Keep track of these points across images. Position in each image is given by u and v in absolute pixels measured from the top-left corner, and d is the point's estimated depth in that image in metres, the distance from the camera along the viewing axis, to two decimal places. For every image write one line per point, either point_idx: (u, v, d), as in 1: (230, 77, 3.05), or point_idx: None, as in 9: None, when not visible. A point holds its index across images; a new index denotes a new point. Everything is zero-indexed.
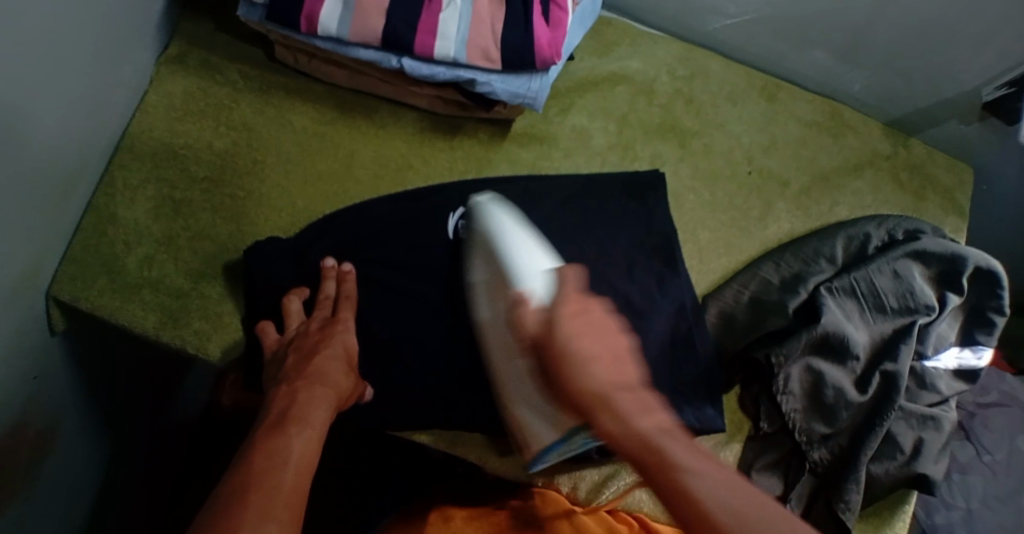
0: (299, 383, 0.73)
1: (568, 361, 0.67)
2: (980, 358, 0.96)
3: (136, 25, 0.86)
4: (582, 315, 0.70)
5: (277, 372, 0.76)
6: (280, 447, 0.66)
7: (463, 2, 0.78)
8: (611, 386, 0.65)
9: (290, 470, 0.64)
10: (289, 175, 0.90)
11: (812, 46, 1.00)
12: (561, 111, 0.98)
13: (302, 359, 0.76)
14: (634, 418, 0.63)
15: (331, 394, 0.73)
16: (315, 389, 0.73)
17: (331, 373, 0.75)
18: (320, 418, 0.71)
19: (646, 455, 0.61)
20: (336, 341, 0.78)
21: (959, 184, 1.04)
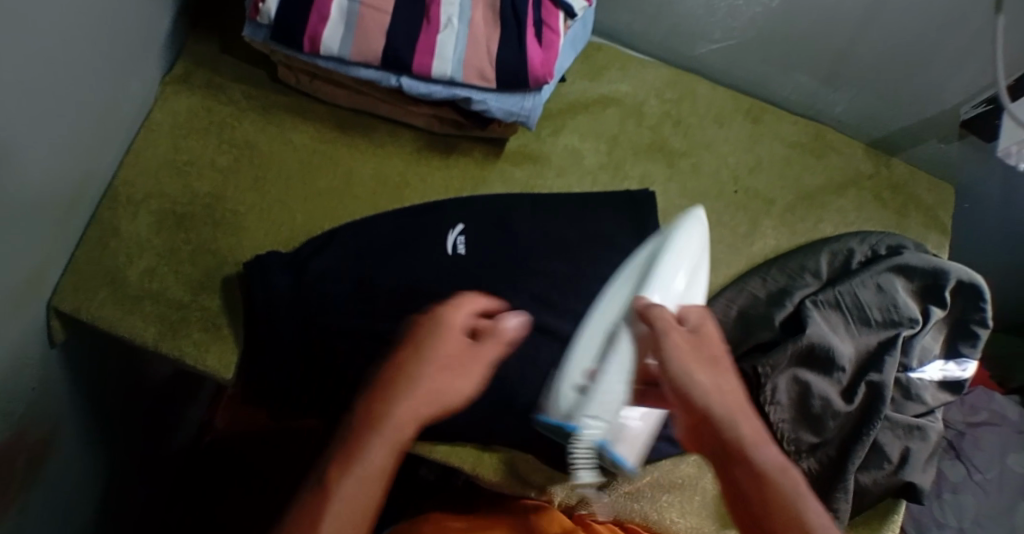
0: (390, 384, 0.73)
1: (684, 378, 0.72)
2: (964, 369, 0.99)
3: (141, 47, 0.89)
4: (699, 344, 0.76)
5: (407, 353, 0.76)
6: (354, 464, 0.66)
7: (461, 24, 0.81)
8: (737, 414, 0.71)
9: (356, 486, 0.65)
10: (290, 192, 0.93)
11: (796, 70, 1.04)
12: (553, 132, 1.01)
13: (433, 348, 0.75)
14: (763, 448, 0.69)
15: (461, 381, 0.74)
16: (395, 387, 0.72)
17: (470, 365, 0.75)
18: (415, 414, 0.71)
19: (772, 482, 0.67)
20: (456, 322, 0.77)
21: (942, 203, 1.07)
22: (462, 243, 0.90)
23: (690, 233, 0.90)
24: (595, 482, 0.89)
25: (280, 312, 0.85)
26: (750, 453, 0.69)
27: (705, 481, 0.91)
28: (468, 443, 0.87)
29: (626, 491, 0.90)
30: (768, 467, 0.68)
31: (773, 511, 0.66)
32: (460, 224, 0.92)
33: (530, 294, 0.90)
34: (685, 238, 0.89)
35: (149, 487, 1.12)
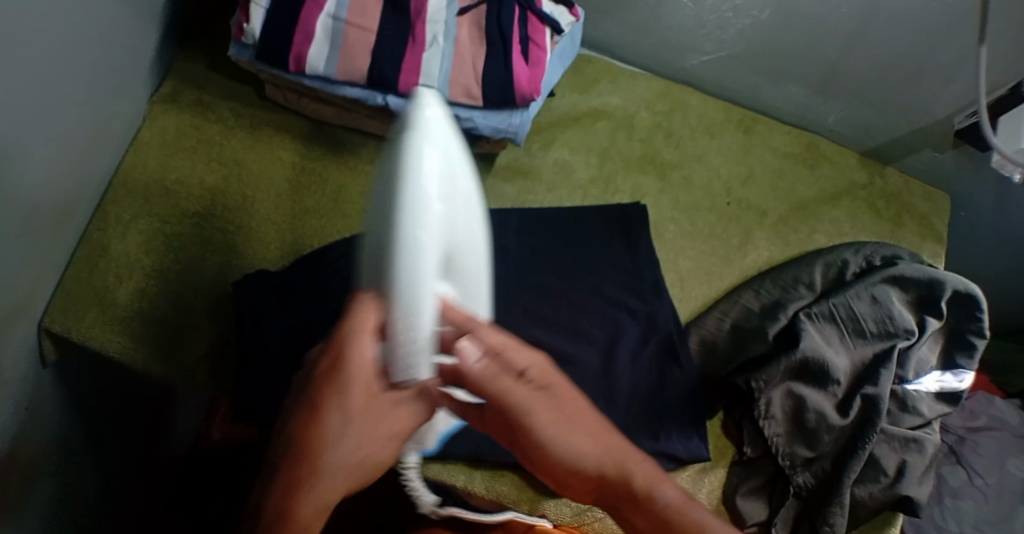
0: (318, 435, 0.58)
1: (554, 446, 0.67)
2: (962, 380, 0.98)
3: (128, 67, 0.88)
4: (546, 399, 0.66)
5: (326, 412, 0.58)
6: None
7: (446, 42, 0.81)
8: (603, 457, 0.68)
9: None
10: (280, 210, 0.92)
11: (787, 81, 1.03)
12: (544, 145, 1.00)
13: (351, 393, 0.58)
14: (655, 489, 0.67)
15: (389, 436, 0.60)
16: (336, 454, 0.58)
17: (394, 416, 0.60)
18: (355, 473, 0.59)
19: (674, 522, 0.66)
20: (364, 337, 0.57)
21: (937, 212, 1.06)
22: None
23: (443, 120, 0.59)
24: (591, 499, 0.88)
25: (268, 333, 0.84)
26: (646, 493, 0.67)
27: (699, 495, 0.89)
28: (461, 460, 0.87)
29: None
30: (671, 505, 0.67)
31: None
32: None
33: (520, 311, 0.89)
34: (432, 125, 0.56)
35: (145, 504, 1.11)
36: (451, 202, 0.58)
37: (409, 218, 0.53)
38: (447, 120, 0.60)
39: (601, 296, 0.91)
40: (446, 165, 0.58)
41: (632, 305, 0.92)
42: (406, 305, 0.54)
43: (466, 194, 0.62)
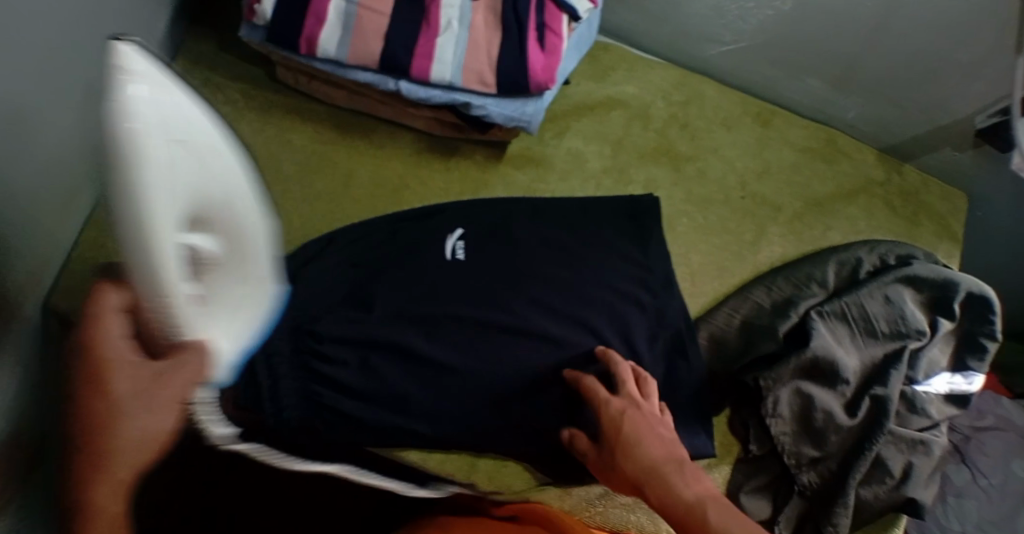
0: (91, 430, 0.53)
1: (629, 453, 0.73)
2: (971, 383, 0.97)
3: (139, 45, 0.87)
4: (649, 420, 0.76)
5: (91, 403, 0.53)
6: (92, 524, 0.55)
7: (461, 27, 0.80)
8: (656, 463, 0.72)
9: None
10: (288, 193, 0.91)
11: (807, 74, 1.01)
12: (557, 134, 0.99)
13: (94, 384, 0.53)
14: (680, 488, 0.68)
15: (157, 424, 0.55)
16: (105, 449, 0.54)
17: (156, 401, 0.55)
18: (134, 464, 0.55)
19: (688, 519, 0.66)
20: (108, 315, 0.54)
21: (954, 212, 1.04)
22: (460, 249, 0.89)
23: (158, 81, 0.53)
24: (593, 493, 0.89)
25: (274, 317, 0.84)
26: (671, 491, 0.69)
27: None
28: (462, 450, 0.87)
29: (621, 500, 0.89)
30: (693, 501, 0.67)
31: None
32: (458, 229, 0.90)
33: (529, 302, 0.88)
34: (127, 105, 0.51)
35: None
36: (185, 170, 0.55)
37: (134, 234, 0.52)
38: (160, 70, 0.54)
39: (612, 289, 0.90)
40: (165, 131, 0.53)
41: (642, 299, 0.91)
42: (148, 286, 0.54)
43: (191, 133, 0.56)
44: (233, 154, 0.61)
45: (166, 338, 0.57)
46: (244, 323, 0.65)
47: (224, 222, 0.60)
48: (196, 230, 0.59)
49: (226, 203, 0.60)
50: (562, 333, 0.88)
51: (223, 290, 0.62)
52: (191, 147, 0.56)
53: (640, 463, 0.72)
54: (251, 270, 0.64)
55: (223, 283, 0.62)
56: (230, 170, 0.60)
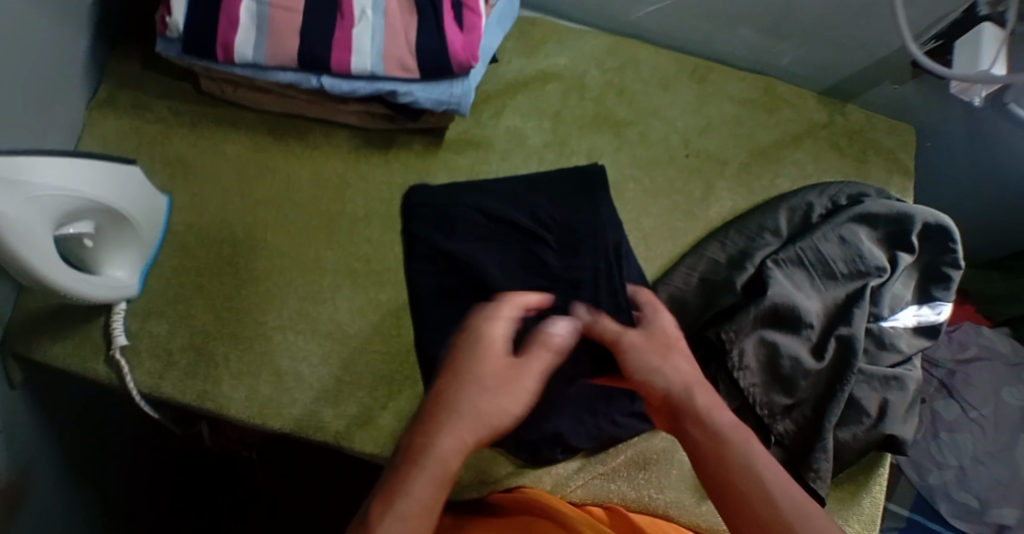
0: (503, 380, 0.71)
1: (669, 385, 0.74)
2: (938, 313, 0.97)
3: (62, 74, 0.86)
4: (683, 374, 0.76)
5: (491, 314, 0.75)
6: (501, 397, 0.70)
7: (375, 15, 0.79)
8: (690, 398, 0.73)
9: (450, 444, 0.66)
10: (228, 206, 0.90)
11: (736, 25, 1.00)
12: (494, 114, 0.98)
13: (485, 340, 0.73)
14: (715, 421, 0.70)
15: (530, 379, 0.72)
16: (474, 389, 0.69)
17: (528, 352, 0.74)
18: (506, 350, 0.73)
19: (730, 462, 0.67)
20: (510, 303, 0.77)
21: (901, 145, 1.04)
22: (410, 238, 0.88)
23: None
24: (570, 468, 0.88)
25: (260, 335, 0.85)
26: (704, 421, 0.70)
27: (680, 453, 0.90)
28: None
29: (601, 472, 0.88)
30: (721, 432, 0.69)
31: (739, 483, 0.65)
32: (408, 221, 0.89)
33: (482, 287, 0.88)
34: None
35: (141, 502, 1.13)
36: (35, 214, 0.70)
37: (12, 260, 0.70)
38: None
39: None
40: (11, 211, 0.68)
41: None
42: (41, 284, 0.73)
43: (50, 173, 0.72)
44: (80, 176, 0.75)
45: (69, 295, 0.76)
46: (135, 251, 0.84)
47: (96, 212, 0.78)
48: (74, 224, 0.77)
49: (94, 205, 0.77)
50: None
51: (112, 240, 0.81)
52: (39, 201, 0.71)
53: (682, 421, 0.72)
54: (141, 227, 0.83)
55: (112, 240, 0.81)
56: (78, 194, 0.75)
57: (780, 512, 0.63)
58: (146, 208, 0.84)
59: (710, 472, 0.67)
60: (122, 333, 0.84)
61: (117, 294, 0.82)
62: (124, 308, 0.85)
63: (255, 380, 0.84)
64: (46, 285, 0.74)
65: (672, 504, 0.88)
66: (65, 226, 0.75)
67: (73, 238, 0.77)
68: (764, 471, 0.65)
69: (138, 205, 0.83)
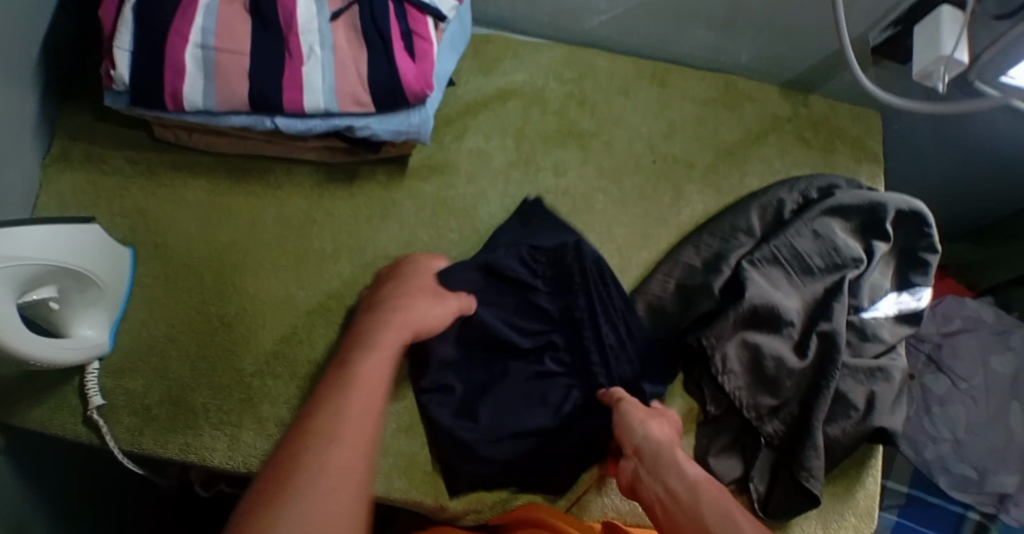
0: (388, 324, 0.74)
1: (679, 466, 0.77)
2: (919, 299, 0.97)
3: (10, 135, 0.84)
4: (705, 486, 0.76)
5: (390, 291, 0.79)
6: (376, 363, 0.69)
7: (324, 52, 0.78)
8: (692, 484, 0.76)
9: (360, 401, 0.65)
10: (194, 253, 0.89)
11: (693, 27, 1.00)
12: (456, 136, 0.97)
13: (400, 307, 0.76)
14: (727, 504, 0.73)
15: (398, 328, 0.74)
16: (393, 325, 0.74)
17: (449, 294, 0.83)
18: (405, 322, 0.75)
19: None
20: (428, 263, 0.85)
21: (868, 132, 1.04)
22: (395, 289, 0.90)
23: None
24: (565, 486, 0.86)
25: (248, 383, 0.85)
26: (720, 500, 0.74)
27: None
28: (427, 475, 0.83)
29: (594, 488, 0.87)
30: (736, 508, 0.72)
31: None
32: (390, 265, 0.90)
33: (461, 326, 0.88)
34: None
35: None
36: None
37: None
38: None
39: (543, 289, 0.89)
40: None
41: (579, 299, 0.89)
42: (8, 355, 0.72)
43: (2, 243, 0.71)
44: (34, 242, 0.74)
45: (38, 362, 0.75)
46: (102, 309, 0.82)
47: (57, 276, 0.76)
48: (34, 289, 0.75)
49: (54, 270, 0.75)
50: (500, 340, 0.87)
51: (77, 301, 0.80)
52: None
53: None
54: (106, 285, 0.82)
55: (77, 300, 0.80)
56: (34, 259, 0.73)
57: None
58: (109, 265, 0.82)
59: None
60: (98, 393, 0.82)
61: (91, 354, 0.81)
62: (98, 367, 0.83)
63: (237, 429, 0.83)
64: (10, 355, 0.72)
65: None
66: (24, 293, 0.74)
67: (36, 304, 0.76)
68: None
69: (101, 262, 0.81)
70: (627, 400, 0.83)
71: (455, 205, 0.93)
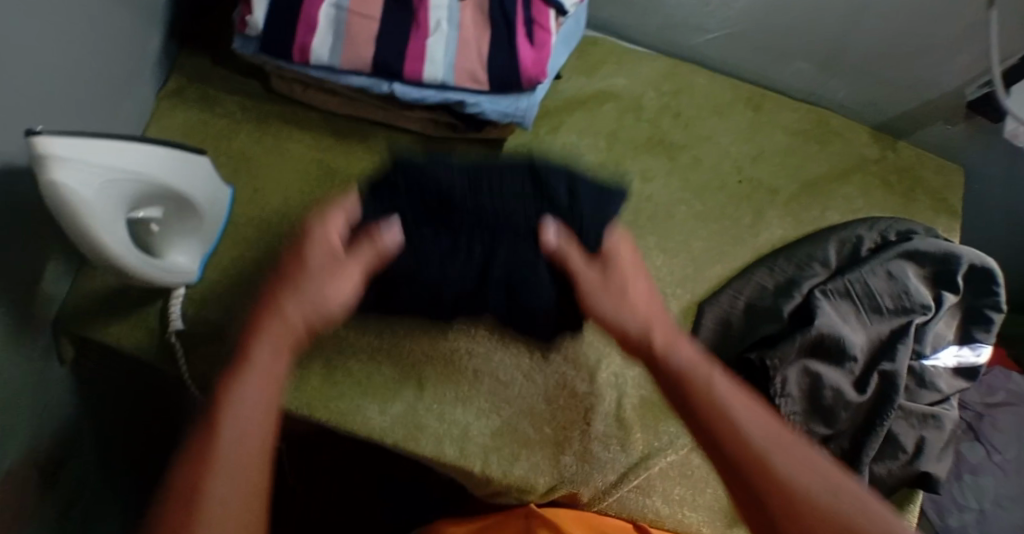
0: (291, 287, 0.70)
1: (663, 351, 0.71)
2: (978, 354, 0.97)
3: (135, 62, 0.88)
4: (657, 320, 0.73)
5: (293, 268, 0.71)
6: (253, 348, 0.67)
7: (450, 28, 0.81)
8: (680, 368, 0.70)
9: (248, 391, 0.65)
10: (287, 201, 0.92)
11: (794, 57, 1.02)
12: (551, 130, 1.00)
13: (308, 300, 0.70)
14: (713, 381, 0.68)
15: (344, 277, 0.71)
16: (288, 309, 0.69)
17: (350, 260, 0.72)
18: (320, 294, 0.70)
19: (746, 461, 0.63)
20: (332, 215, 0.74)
21: (950, 185, 1.05)
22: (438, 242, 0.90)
23: (77, 161, 0.69)
24: (609, 481, 0.86)
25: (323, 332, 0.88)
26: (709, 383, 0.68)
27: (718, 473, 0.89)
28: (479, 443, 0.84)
29: (637, 486, 0.86)
30: (726, 401, 0.66)
31: (775, 499, 0.61)
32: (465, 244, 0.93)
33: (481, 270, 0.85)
34: (68, 194, 0.69)
35: None
36: (112, 198, 0.73)
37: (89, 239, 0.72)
38: (76, 143, 0.69)
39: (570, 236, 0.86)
40: (91, 193, 0.70)
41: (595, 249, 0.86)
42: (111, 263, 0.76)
43: (131, 160, 0.74)
44: (154, 163, 0.77)
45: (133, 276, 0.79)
46: (196, 238, 0.85)
47: (165, 198, 0.80)
48: (142, 207, 0.78)
49: (165, 192, 0.79)
50: (519, 222, 0.76)
51: (175, 226, 0.83)
52: (117, 185, 0.73)
53: (669, 383, 0.70)
54: (204, 216, 0.85)
55: (176, 226, 0.83)
56: (151, 179, 0.77)
57: (792, 510, 0.60)
58: (210, 196, 0.85)
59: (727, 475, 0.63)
60: (179, 318, 0.85)
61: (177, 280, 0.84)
62: (183, 294, 0.86)
63: (305, 372, 0.86)
64: (112, 263, 0.76)
65: (704, 523, 0.87)
66: (134, 209, 0.77)
67: (142, 222, 0.80)
68: (812, 464, 0.62)
69: (204, 194, 0.84)
70: (570, 246, 0.75)
71: None
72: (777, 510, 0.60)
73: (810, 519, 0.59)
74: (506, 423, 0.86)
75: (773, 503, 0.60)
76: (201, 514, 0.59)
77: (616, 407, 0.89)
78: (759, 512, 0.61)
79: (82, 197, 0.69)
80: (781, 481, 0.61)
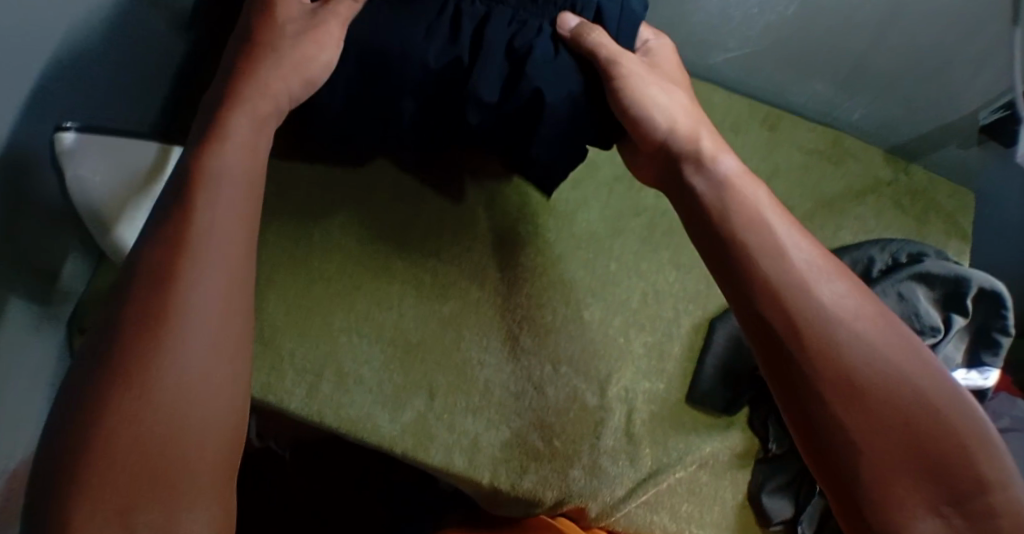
0: (219, 120, 0.67)
1: (730, 192, 0.70)
2: (986, 378, 0.98)
3: None
4: (701, 125, 0.77)
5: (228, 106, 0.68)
6: (201, 247, 0.59)
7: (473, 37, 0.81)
8: (733, 230, 0.67)
9: (206, 292, 0.58)
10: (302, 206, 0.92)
11: (813, 77, 1.03)
12: None
13: (256, 98, 0.69)
14: (789, 258, 0.64)
15: (312, 45, 0.73)
16: (202, 161, 0.63)
17: (329, 16, 0.75)
18: (226, 165, 0.64)
19: (829, 364, 0.59)
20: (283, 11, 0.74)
21: (961, 208, 1.06)
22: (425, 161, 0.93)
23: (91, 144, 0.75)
24: (617, 495, 0.86)
25: (338, 339, 0.88)
26: (779, 276, 0.63)
27: (725, 492, 0.90)
28: (489, 453, 0.85)
29: (646, 502, 0.87)
30: (802, 282, 0.63)
31: (875, 396, 0.58)
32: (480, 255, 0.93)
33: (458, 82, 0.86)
34: (69, 161, 0.74)
35: None
36: (113, 173, 0.78)
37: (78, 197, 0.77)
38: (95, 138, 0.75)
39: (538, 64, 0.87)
40: (95, 167, 0.76)
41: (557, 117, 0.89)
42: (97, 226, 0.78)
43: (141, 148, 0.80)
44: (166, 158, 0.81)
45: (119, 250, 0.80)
46: None
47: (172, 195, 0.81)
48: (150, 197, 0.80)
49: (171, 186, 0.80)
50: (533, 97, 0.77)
51: None
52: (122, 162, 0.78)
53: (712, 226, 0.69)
54: None
55: None
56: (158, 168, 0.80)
57: (903, 414, 0.58)
58: None
59: (771, 367, 0.61)
60: None
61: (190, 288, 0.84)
62: None
63: (318, 377, 0.86)
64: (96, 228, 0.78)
65: None
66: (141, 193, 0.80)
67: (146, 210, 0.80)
68: (881, 356, 0.60)
69: None
70: (602, 38, 0.80)
71: (556, 208, 0.97)
72: (843, 387, 0.59)
73: (910, 407, 0.58)
74: (515, 434, 0.86)
75: (830, 380, 0.59)
76: (160, 339, 0.55)
77: (627, 420, 0.89)
78: (845, 402, 0.58)
79: (81, 160, 0.75)
80: (853, 372, 0.59)
